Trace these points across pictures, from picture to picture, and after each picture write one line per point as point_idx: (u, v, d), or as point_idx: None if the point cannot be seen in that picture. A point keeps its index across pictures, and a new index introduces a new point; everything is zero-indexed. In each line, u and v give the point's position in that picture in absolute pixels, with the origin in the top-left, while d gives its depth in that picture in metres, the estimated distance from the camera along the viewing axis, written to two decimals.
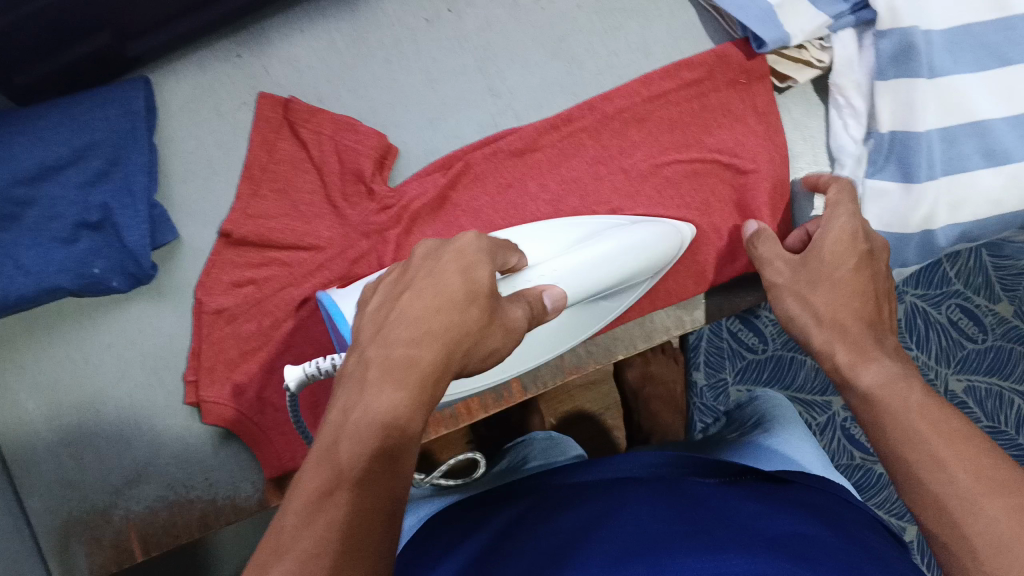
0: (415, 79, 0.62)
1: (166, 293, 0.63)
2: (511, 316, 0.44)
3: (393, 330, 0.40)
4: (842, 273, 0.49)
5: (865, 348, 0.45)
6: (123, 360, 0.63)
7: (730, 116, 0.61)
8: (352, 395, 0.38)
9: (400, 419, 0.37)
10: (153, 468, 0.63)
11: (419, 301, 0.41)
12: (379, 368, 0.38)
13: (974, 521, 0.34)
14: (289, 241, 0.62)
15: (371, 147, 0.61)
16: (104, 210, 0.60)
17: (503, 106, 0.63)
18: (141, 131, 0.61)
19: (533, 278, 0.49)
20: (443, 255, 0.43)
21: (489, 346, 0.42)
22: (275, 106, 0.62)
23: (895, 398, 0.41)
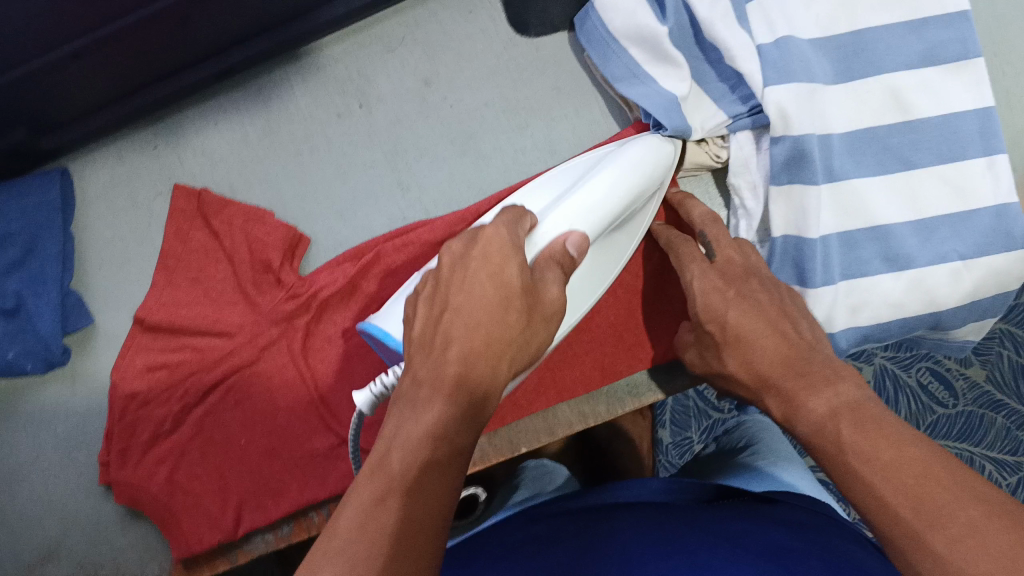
0: (327, 172, 0.64)
1: (80, 376, 0.64)
2: (549, 296, 0.43)
3: (445, 345, 0.39)
4: (735, 324, 0.49)
5: (789, 393, 0.44)
6: (37, 441, 0.64)
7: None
8: (404, 414, 0.37)
9: (447, 433, 0.36)
10: (65, 546, 0.63)
11: (461, 318, 0.40)
12: (429, 386, 0.38)
13: (924, 556, 0.33)
14: (200, 328, 0.62)
15: (280, 238, 0.62)
16: (17, 297, 0.61)
17: (413, 200, 0.63)
18: (58, 220, 0.63)
19: (549, 230, 0.47)
20: (475, 255, 0.42)
21: (533, 341, 0.42)
22: (188, 199, 0.63)
23: (829, 441, 0.40)
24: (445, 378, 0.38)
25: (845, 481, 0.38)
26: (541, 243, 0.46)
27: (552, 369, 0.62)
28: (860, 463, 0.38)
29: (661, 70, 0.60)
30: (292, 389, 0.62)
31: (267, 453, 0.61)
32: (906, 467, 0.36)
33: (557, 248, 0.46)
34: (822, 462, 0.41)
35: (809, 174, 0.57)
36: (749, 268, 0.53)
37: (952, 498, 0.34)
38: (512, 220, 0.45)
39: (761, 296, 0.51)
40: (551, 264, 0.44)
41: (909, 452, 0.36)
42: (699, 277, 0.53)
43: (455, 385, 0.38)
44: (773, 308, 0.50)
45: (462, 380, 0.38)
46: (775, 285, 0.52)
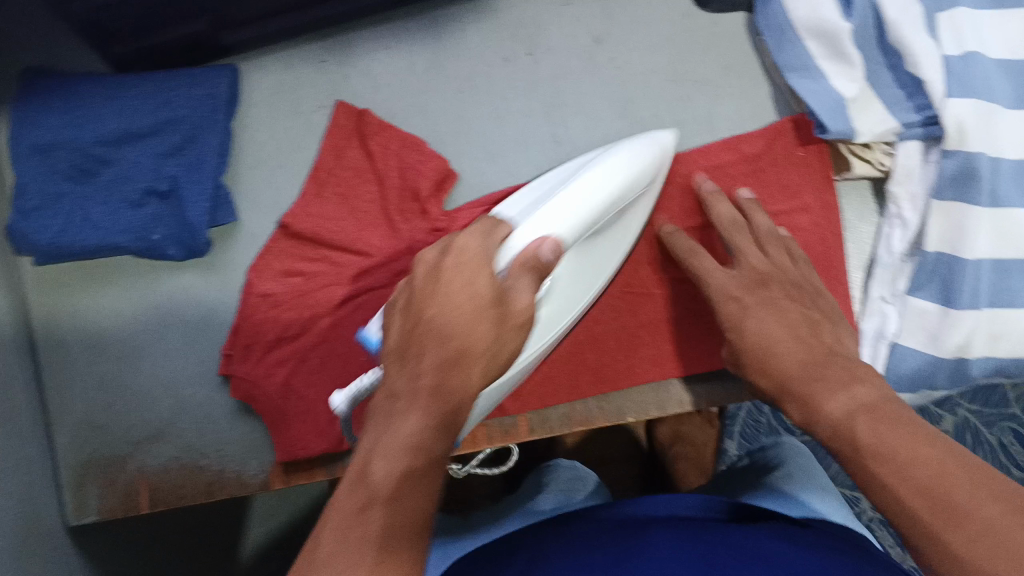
0: (483, 113, 0.64)
1: (217, 267, 0.66)
2: (520, 305, 0.43)
3: (419, 350, 0.40)
4: (755, 333, 0.52)
5: (845, 382, 0.47)
6: (165, 323, 0.66)
7: (785, 192, 0.61)
8: (379, 420, 0.39)
9: (425, 443, 0.37)
10: (173, 429, 0.66)
11: (435, 326, 0.41)
12: (405, 396, 0.39)
13: (954, 530, 0.36)
14: (340, 243, 0.63)
15: (431, 169, 0.63)
16: (172, 181, 0.64)
17: (564, 155, 0.63)
18: (220, 115, 0.64)
19: (517, 244, 0.45)
20: (446, 274, 0.43)
21: (501, 352, 0.42)
22: (349, 116, 0.65)
23: (848, 443, 0.43)
24: (422, 387, 0.39)
25: (870, 481, 0.41)
26: (515, 250, 0.45)
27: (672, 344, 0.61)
28: (875, 463, 0.41)
29: (839, 65, 0.58)
30: None
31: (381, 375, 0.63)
32: (927, 467, 0.39)
33: (532, 253, 0.45)
34: (840, 461, 0.44)
35: (974, 193, 0.55)
36: (786, 271, 0.56)
37: (966, 495, 0.37)
38: (468, 245, 0.44)
39: (784, 301, 0.54)
40: (522, 273, 0.44)
41: (919, 455, 0.40)
42: (722, 283, 0.56)
43: (430, 393, 0.39)
44: (801, 314, 0.53)
45: (439, 387, 0.39)
46: (801, 287, 0.55)
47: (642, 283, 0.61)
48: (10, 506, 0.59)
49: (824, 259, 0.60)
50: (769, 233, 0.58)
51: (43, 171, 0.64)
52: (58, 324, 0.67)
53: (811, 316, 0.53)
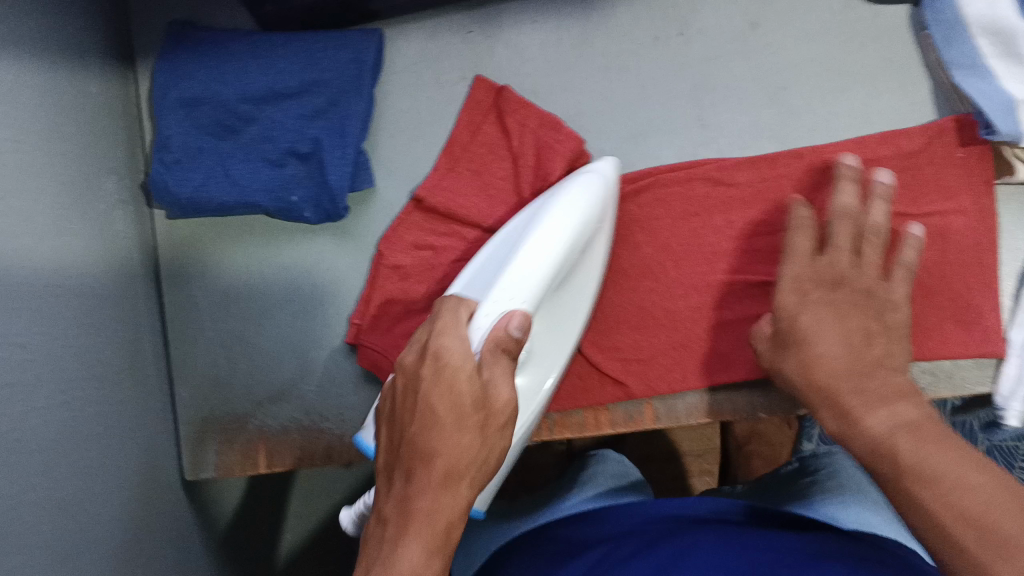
0: (629, 91, 0.63)
1: (350, 233, 0.66)
2: (502, 399, 0.47)
3: (412, 479, 0.45)
4: (820, 337, 0.51)
5: (885, 394, 0.48)
6: (296, 286, 0.67)
7: (942, 193, 0.59)
8: (379, 540, 0.45)
9: (419, 573, 0.42)
10: (295, 390, 0.66)
11: (431, 438, 0.46)
12: (398, 524, 0.44)
13: (989, 544, 0.38)
14: (471, 219, 0.63)
15: (566, 149, 0.62)
16: (315, 144, 0.63)
17: (710, 138, 0.62)
18: (365, 80, 0.64)
19: (483, 321, 0.50)
20: (433, 385, 0.47)
21: (488, 454, 0.47)
22: (488, 92, 0.64)
23: (888, 458, 0.44)
24: (422, 509, 0.44)
25: (920, 483, 0.42)
26: (483, 328, 0.50)
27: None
28: (914, 483, 0.42)
29: (1012, 66, 0.56)
30: None
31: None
32: (975, 495, 0.40)
33: (501, 332, 0.48)
34: (880, 481, 0.45)
35: None
36: (867, 282, 0.54)
37: (1003, 518, 0.38)
38: (445, 337, 0.48)
39: (842, 305, 0.53)
40: (495, 356, 0.47)
41: (974, 480, 0.40)
42: (789, 294, 0.54)
43: (422, 520, 0.44)
44: (860, 315, 0.52)
45: (432, 510, 0.44)
46: (873, 294, 0.54)
47: None
48: (123, 452, 0.61)
49: (977, 264, 0.59)
50: (868, 233, 0.55)
51: (187, 125, 0.64)
52: (189, 278, 0.67)
53: (868, 312, 0.53)
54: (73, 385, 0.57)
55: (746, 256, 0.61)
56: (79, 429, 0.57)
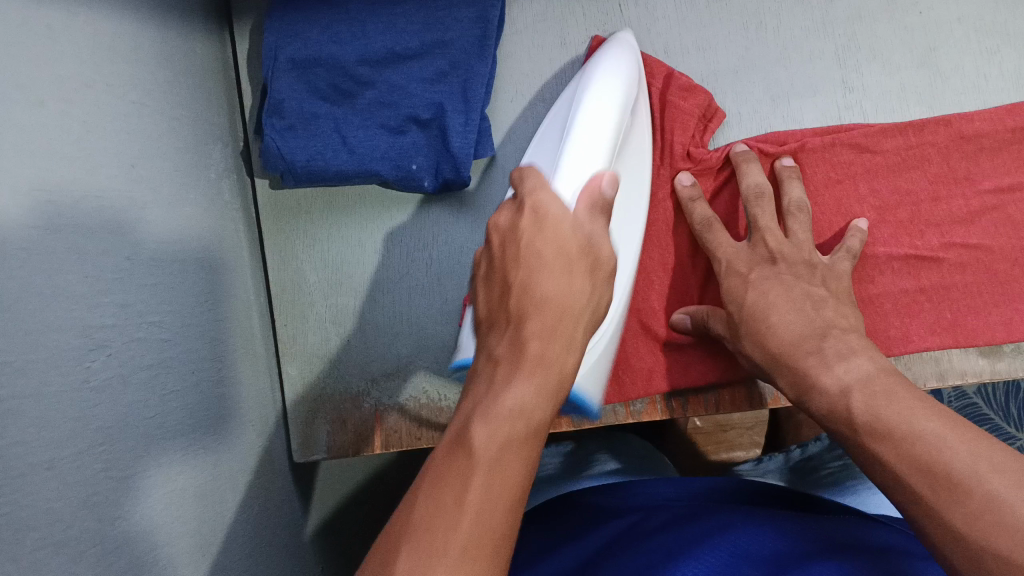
0: (769, 54, 0.62)
1: (468, 203, 0.63)
2: (607, 253, 0.41)
3: (520, 322, 0.38)
4: (760, 300, 0.54)
5: (811, 347, 0.51)
6: (410, 258, 0.63)
7: None
8: (480, 392, 0.37)
9: (530, 411, 0.35)
10: (413, 366, 0.63)
11: (544, 277, 0.39)
12: (508, 366, 0.37)
13: (978, 487, 0.38)
14: None
15: (698, 105, 0.61)
16: (437, 109, 0.60)
17: (854, 102, 0.62)
18: (490, 41, 0.61)
19: (564, 184, 0.46)
20: (545, 228, 0.40)
21: (597, 302, 0.40)
22: (606, 49, 0.61)
23: (844, 421, 0.46)
24: (529, 357, 0.37)
25: (877, 435, 0.44)
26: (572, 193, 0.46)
27: (953, 314, 0.59)
28: (872, 440, 0.44)
29: None
30: (679, 273, 0.61)
31: (639, 330, 0.61)
32: (966, 455, 0.40)
33: (594, 189, 0.44)
34: (837, 436, 0.47)
35: None
36: (783, 249, 0.56)
37: (1006, 485, 0.38)
38: (539, 191, 0.42)
39: (738, 264, 0.57)
40: (591, 213, 0.43)
41: (928, 431, 0.42)
42: (732, 258, 0.57)
43: (537, 363, 0.37)
44: (764, 270, 0.56)
45: (543, 355, 0.37)
46: (794, 260, 0.56)
47: (928, 249, 0.60)
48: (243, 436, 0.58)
49: None
50: (800, 206, 0.58)
51: (300, 88, 0.60)
52: (294, 251, 0.64)
53: (789, 270, 0.55)
54: (202, 366, 0.54)
55: (889, 227, 0.60)
56: (200, 413, 0.52)
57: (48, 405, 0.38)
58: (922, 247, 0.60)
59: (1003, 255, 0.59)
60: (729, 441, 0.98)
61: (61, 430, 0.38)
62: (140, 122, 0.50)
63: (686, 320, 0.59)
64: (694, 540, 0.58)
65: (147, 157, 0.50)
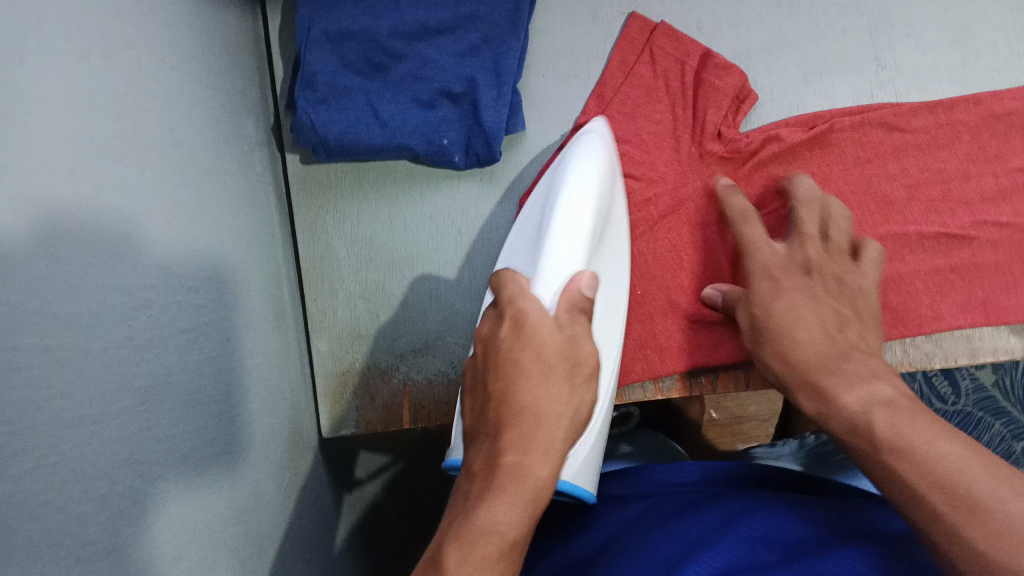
0: (800, 30, 0.63)
1: (497, 179, 0.63)
2: (585, 352, 0.44)
3: (496, 435, 0.41)
4: (781, 310, 0.51)
5: (833, 364, 0.47)
6: (438, 234, 0.63)
7: None
8: (461, 507, 0.39)
9: (507, 524, 0.37)
10: (441, 343, 0.63)
11: (522, 388, 0.42)
12: (486, 479, 0.39)
13: (997, 510, 0.35)
14: (625, 165, 0.61)
15: (732, 85, 0.61)
16: (469, 83, 0.60)
17: (886, 79, 0.62)
18: (524, 16, 0.61)
19: (550, 283, 0.47)
20: (520, 339, 0.43)
21: (576, 408, 0.43)
22: (643, 30, 0.63)
23: (863, 438, 0.42)
24: (504, 469, 0.39)
25: (891, 454, 0.40)
26: (555, 287, 0.47)
27: (987, 292, 0.58)
28: (888, 454, 0.40)
29: None
30: (709, 250, 0.60)
31: (667, 307, 0.59)
32: (960, 467, 0.38)
33: (574, 293, 0.46)
34: (857, 456, 0.43)
35: None
36: (817, 261, 0.54)
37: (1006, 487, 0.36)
38: (521, 298, 0.45)
39: (773, 272, 0.54)
40: (571, 315, 0.45)
41: (935, 450, 0.39)
42: (766, 260, 0.54)
43: (511, 474, 0.39)
44: (798, 282, 0.53)
45: (521, 464, 0.39)
46: (822, 265, 0.54)
47: (960, 228, 0.59)
48: (269, 412, 0.57)
49: None
50: (841, 216, 0.56)
51: (334, 62, 0.60)
52: (323, 227, 0.64)
53: (818, 283, 0.53)
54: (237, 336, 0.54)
55: (920, 206, 0.60)
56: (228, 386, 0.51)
57: (101, 365, 0.37)
58: (953, 224, 0.59)
59: None
60: (744, 433, 0.97)
61: (102, 389, 0.37)
62: (178, 90, 0.50)
63: (715, 298, 0.56)
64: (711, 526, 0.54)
65: (184, 121, 0.51)
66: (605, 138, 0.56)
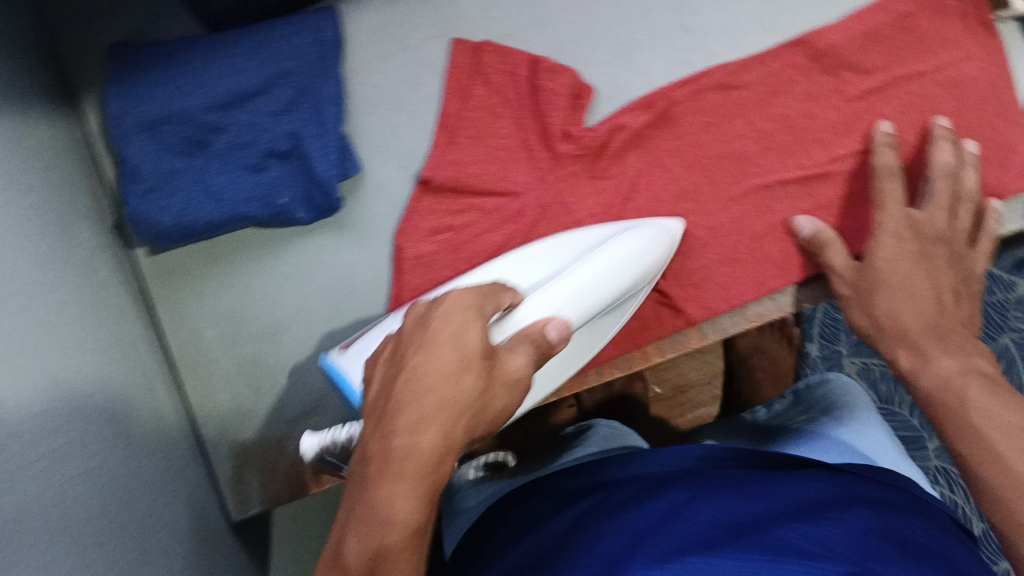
0: (604, 14, 0.62)
1: (348, 225, 0.63)
2: (511, 366, 0.41)
3: (393, 415, 0.37)
4: (898, 276, 0.54)
5: (942, 331, 0.51)
6: (302, 292, 0.63)
7: (945, 45, 0.59)
8: (356, 491, 0.37)
9: (402, 515, 0.35)
10: (330, 400, 0.63)
11: (417, 381, 0.38)
12: (379, 464, 0.36)
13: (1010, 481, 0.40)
14: (486, 187, 0.61)
15: (565, 85, 0.61)
16: (294, 138, 0.60)
17: (695, 44, 0.62)
18: (331, 63, 0.61)
19: (526, 317, 0.46)
20: (433, 324, 0.40)
21: (484, 407, 0.39)
22: (468, 53, 0.62)
23: (952, 395, 0.47)
24: (392, 453, 0.36)
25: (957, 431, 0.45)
26: (522, 322, 0.46)
27: (859, 223, 0.59)
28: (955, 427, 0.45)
29: None
30: None
31: None
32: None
33: (536, 334, 0.44)
34: (935, 410, 0.48)
35: None
36: (942, 231, 0.56)
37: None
38: (451, 299, 0.42)
39: (903, 232, 0.55)
40: (521, 347, 0.42)
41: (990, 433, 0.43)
42: (895, 221, 0.56)
43: (403, 457, 0.36)
44: (919, 253, 0.55)
45: (411, 449, 0.36)
46: (942, 239, 0.56)
47: (818, 166, 0.59)
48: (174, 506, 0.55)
49: (995, 102, 0.59)
50: (971, 194, 0.57)
51: (154, 149, 0.59)
52: (188, 311, 0.63)
53: (934, 255, 0.55)
54: (126, 444, 0.53)
55: (776, 153, 0.60)
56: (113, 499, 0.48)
57: None
58: (811, 164, 0.59)
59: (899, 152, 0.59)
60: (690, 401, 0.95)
61: None
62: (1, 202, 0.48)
63: (803, 235, 0.58)
64: (661, 518, 0.52)
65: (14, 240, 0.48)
66: (666, 234, 0.58)
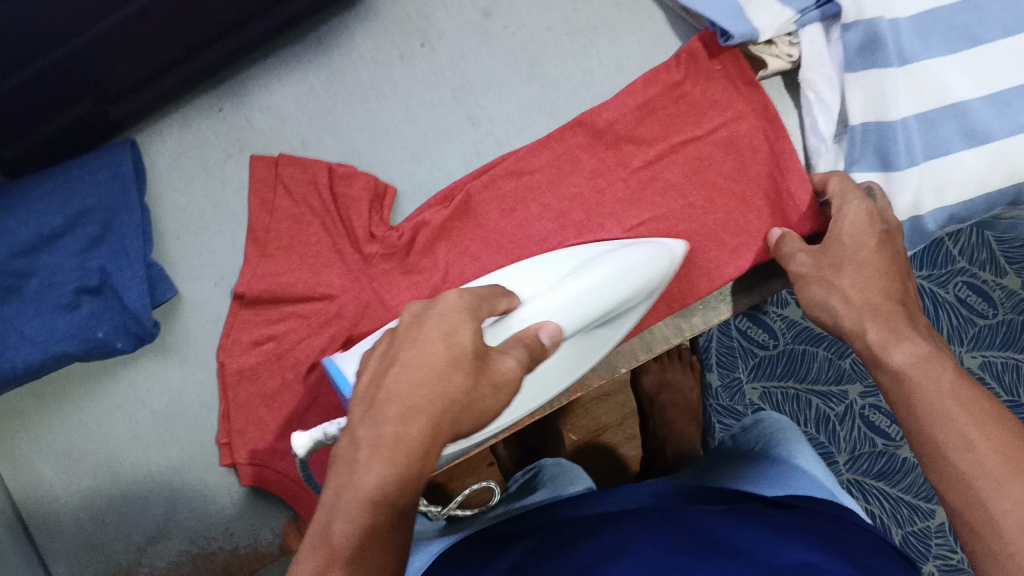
0: (395, 116, 0.65)
1: (170, 348, 0.64)
2: (504, 368, 0.37)
3: (380, 405, 0.35)
4: (863, 252, 0.51)
5: (898, 328, 0.46)
6: (134, 419, 0.63)
7: (715, 105, 0.62)
8: (343, 474, 0.35)
9: (384, 498, 0.34)
10: (173, 523, 0.63)
11: (403, 376, 0.35)
12: (367, 449, 0.34)
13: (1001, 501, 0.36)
14: (302, 292, 0.62)
15: (361, 188, 0.63)
16: (101, 274, 0.61)
17: (484, 134, 0.65)
18: (132, 193, 0.62)
19: (525, 318, 0.45)
20: (427, 319, 0.37)
21: (469, 408, 0.35)
22: (268, 168, 0.64)
23: (928, 380, 0.42)
24: (380, 440, 0.34)
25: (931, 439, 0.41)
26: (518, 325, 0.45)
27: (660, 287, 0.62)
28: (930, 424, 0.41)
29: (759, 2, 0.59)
30: None
31: None
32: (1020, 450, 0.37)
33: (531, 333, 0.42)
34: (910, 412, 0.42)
35: (883, 57, 0.57)
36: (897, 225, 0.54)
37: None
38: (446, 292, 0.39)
39: (871, 215, 0.53)
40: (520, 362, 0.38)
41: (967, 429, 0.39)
42: (856, 209, 0.53)
43: (390, 447, 0.34)
44: (886, 233, 0.52)
45: (398, 438, 0.34)
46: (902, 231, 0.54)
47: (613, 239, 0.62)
48: None
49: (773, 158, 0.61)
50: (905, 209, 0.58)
51: None
52: (23, 453, 0.63)
53: (896, 240, 0.52)
54: None
55: (572, 230, 0.62)
56: None
57: None
58: (606, 236, 0.62)
59: (685, 216, 0.61)
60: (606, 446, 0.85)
61: None
62: None
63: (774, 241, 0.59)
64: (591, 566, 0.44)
65: None
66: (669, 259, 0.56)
